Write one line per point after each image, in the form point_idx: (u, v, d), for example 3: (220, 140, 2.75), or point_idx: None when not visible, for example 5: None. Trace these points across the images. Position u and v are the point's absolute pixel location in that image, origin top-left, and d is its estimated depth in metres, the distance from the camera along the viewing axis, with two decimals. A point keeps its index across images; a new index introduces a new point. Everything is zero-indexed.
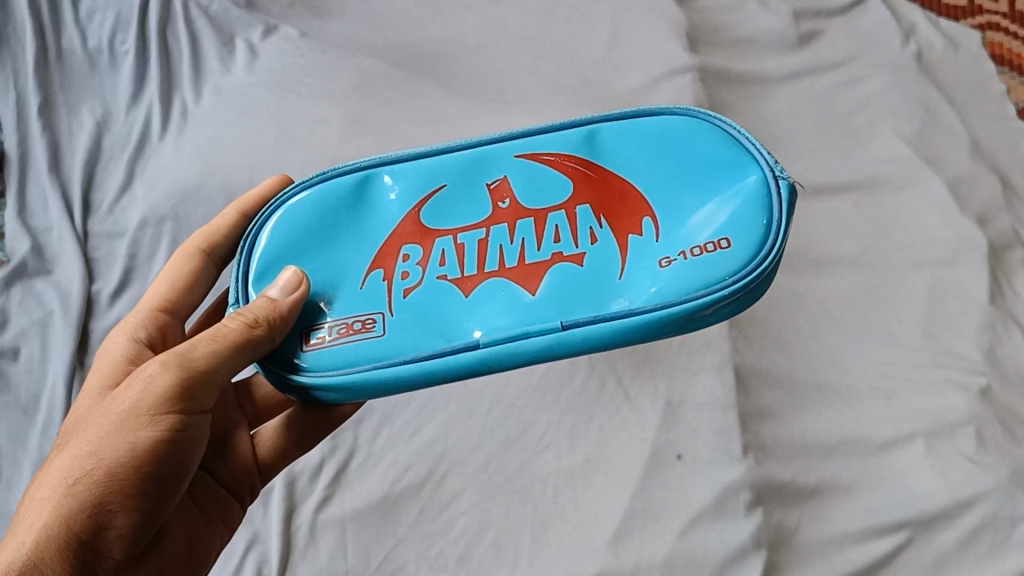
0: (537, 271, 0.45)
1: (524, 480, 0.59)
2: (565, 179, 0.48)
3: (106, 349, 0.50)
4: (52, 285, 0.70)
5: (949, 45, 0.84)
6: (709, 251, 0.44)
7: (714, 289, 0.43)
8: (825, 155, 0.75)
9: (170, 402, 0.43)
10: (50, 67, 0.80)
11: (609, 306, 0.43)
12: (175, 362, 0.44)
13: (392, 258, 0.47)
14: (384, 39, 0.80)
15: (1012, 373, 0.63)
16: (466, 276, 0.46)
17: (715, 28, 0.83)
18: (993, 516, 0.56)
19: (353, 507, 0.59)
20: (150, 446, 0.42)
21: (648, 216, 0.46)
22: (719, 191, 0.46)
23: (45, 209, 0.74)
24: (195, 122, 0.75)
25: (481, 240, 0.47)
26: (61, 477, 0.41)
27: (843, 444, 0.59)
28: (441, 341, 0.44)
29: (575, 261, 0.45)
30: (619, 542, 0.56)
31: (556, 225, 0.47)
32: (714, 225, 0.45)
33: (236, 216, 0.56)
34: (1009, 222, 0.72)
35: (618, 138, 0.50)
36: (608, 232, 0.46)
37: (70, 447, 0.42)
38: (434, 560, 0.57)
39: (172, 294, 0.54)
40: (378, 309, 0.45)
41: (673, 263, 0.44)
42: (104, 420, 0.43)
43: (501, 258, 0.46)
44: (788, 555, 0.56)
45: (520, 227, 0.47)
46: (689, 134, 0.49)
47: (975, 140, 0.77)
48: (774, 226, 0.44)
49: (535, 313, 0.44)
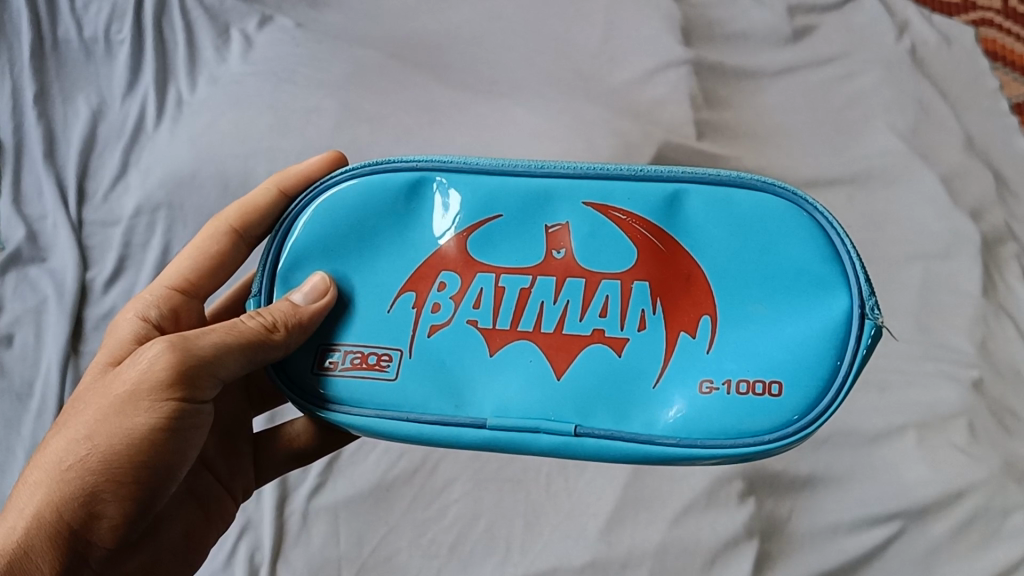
0: (571, 345, 0.44)
1: (517, 469, 0.59)
2: (630, 244, 0.45)
3: (119, 326, 0.50)
4: (46, 272, 0.70)
5: (942, 42, 0.84)
6: (756, 392, 0.42)
7: (747, 444, 0.41)
8: (818, 148, 0.76)
9: (169, 388, 0.42)
10: (46, 56, 0.80)
11: (633, 421, 0.43)
12: (177, 344, 0.43)
13: (427, 284, 0.46)
14: (378, 30, 0.81)
15: (1003, 365, 0.64)
16: (495, 330, 0.45)
17: (709, 22, 0.84)
18: (985, 507, 0.56)
19: (346, 494, 0.59)
20: (146, 433, 0.42)
21: (707, 315, 0.43)
22: (794, 315, 0.43)
23: (40, 196, 0.74)
24: (190, 111, 0.75)
25: (524, 290, 0.45)
26: (55, 462, 0.42)
27: (835, 436, 0.59)
28: (451, 407, 0.44)
29: (613, 347, 0.44)
30: (610, 531, 0.56)
31: (606, 296, 0.44)
32: (773, 361, 0.42)
33: (275, 194, 0.55)
34: (1001, 217, 0.72)
35: (709, 207, 0.45)
36: (659, 320, 0.44)
37: (69, 428, 0.43)
38: (426, 547, 0.56)
39: (194, 274, 0.54)
40: (397, 346, 0.46)
41: (713, 392, 0.42)
42: (104, 402, 0.43)
43: (538, 320, 0.45)
44: (778, 544, 0.56)
45: (567, 287, 0.45)
46: (788, 228, 0.44)
47: (967, 136, 0.77)
48: (831, 390, 0.41)
49: (554, 404, 0.43)
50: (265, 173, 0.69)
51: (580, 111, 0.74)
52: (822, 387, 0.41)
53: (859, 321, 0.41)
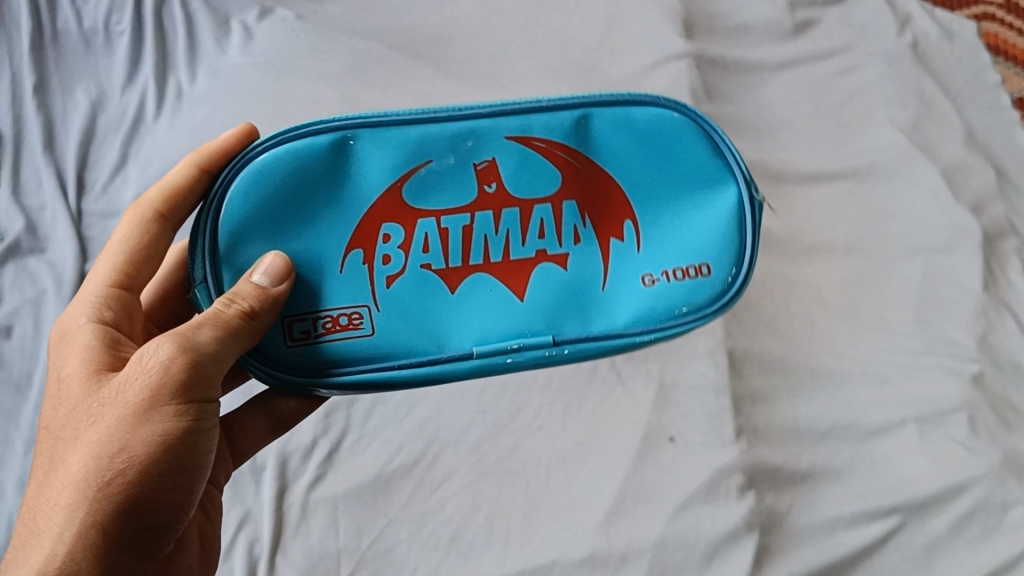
0: (522, 270, 0.49)
1: (516, 461, 0.59)
2: (553, 170, 0.50)
3: (71, 334, 0.48)
4: (45, 263, 0.70)
5: (943, 35, 0.84)
6: (690, 276, 0.50)
7: (695, 318, 0.49)
8: (819, 143, 0.76)
9: (186, 389, 0.42)
10: (45, 47, 0.80)
11: (595, 321, 0.49)
12: (183, 343, 0.42)
13: (372, 237, 0.48)
14: (379, 23, 0.81)
15: (1004, 360, 0.64)
16: (450, 268, 0.49)
17: (711, 15, 0.83)
18: (985, 500, 0.56)
19: (345, 486, 0.58)
20: (172, 439, 0.41)
21: (628, 220, 0.50)
22: (699, 208, 0.51)
23: (38, 187, 0.74)
24: (190, 103, 0.75)
25: (466, 227, 0.49)
26: (82, 478, 0.40)
27: (836, 430, 0.59)
28: (434, 346, 0.48)
29: (558, 263, 0.49)
30: (610, 523, 0.56)
31: (542, 219, 0.50)
32: (692, 248, 0.50)
33: (195, 176, 0.53)
34: (1003, 211, 0.72)
35: (609, 127, 0.51)
36: (590, 235, 0.50)
37: (85, 444, 0.41)
38: (426, 539, 0.56)
39: (130, 266, 0.52)
40: (363, 302, 0.48)
41: (656, 282, 0.50)
42: (117, 412, 0.41)
43: (486, 251, 0.49)
44: (778, 538, 0.56)
45: (505, 216, 0.49)
46: (677, 136, 0.51)
47: (968, 131, 0.77)
48: (744, 258, 0.50)
49: (525, 322, 0.48)
50: None
51: None
52: (738, 257, 0.50)
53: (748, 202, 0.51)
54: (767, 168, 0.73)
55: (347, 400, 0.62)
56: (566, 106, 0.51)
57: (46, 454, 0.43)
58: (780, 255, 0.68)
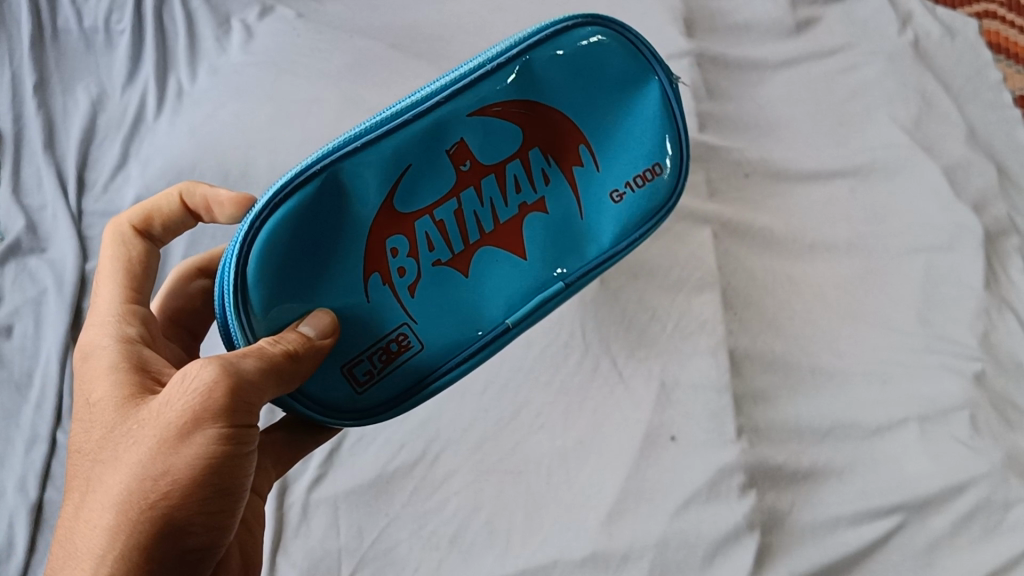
0: (514, 228, 0.51)
1: (517, 460, 0.58)
2: (514, 127, 0.49)
3: (99, 354, 0.47)
4: (45, 262, 0.69)
5: (945, 33, 0.84)
6: (649, 178, 0.55)
7: (659, 215, 0.56)
8: (821, 141, 0.76)
9: (231, 412, 0.41)
10: (46, 47, 0.81)
11: (585, 250, 0.54)
12: (227, 365, 0.41)
13: (382, 255, 0.48)
14: (380, 22, 0.81)
15: (1006, 358, 0.64)
16: (456, 254, 0.50)
17: (712, 13, 0.84)
18: (987, 499, 0.56)
19: (347, 485, 0.58)
20: (216, 462, 0.40)
21: (584, 145, 0.53)
22: (636, 112, 0.54)
23: (39, 186, 0.74)
24: (190, 101, 0.75)
25: (457, 210, 0.49)
26: (125, 500, 0.40)
27: (837, 428, 0.59)
28: (474, 330, 0.51)
29: (540, 209, 0.52)
30: (612, 522, 0.55)
31: (515, 175, 0.50)
32: (641, 155, 0.54)
33: (177, 200, 0.55)
34: (1005, 209, 0.72)
35: (548, 68, 0.50)
36: (558, 175, 0.52)
37: (128, 465, 0.40)
38: (427, 538, 0.56)
39: (135, 284, 0.52)
40: (402, 322, 0.49)
41: (623, 195, 0.54)
42: (158, 434, 0.40)
43: (480, 225, 0.50)
44: (779, 538, 0.55)
45: (485, 186, 0.49)
46: (603, 56, 0.51)
47: (969, 129, 0.77)
48: (678, 133, 0.55)
49: (535, 272, 0.53)
50: (265, 164, 0.68)
51: None
52: (671, 138, 0.55)
53: (669, 87, 0.54)
54: (766, 167, 0.73)
55: None
56: (507, 60, 0.48)
57: (87, 477, 0.42)
58: (781, 254, 0.68)
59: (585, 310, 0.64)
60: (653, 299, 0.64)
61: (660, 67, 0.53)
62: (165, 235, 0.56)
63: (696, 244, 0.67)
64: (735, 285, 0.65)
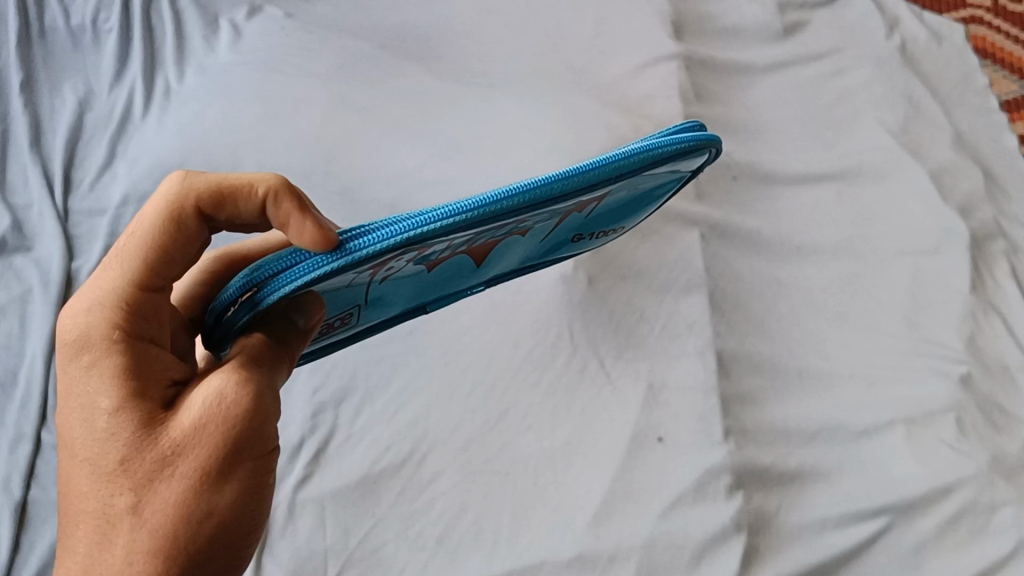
0: (496, 245, 0.47)
1: (505, 461, 0.58)
2: (580, 202, 0.45)
3: (103, 351, 0.39)
4: (31, 261, 0.69)
5: (932, 39, 0.86)
6: (605, 234, 0.57)
7: (590, 248, 0.60)
8: (809, 143, 0.76)
9: (262, 439, 0.39)
10: (33, 46, 0.80)
11: (524, 267, 0.56)
12: (258, 387, 0.39)
13: (384, 269, 0.41)
14: (370, 22, 0.81)
15: (992, 361, 0.64)
16: (438, 262, 0.45)
17: (701, 17, 0.84)
18: (972, 502, 0.56)
19: (333, 486, 0.58)
20: (256, 492, 0.39)
21: (609, 199, 0.48)
22: (659, 188, 0.53)
23: (25, 185, 0.73)
24: (178, 101, 0.75)
25: (472, 243, 0.43)
26: (173, 543, 0.37)
27: (824, 430, 0.59)
28: (399, 309, 0.51)
29: (527, 233, 0.48)
30: (599, 523, 0.55)
31: (541, 220, 0.45)
32: (618, 220, 0.56)
33: (258, 205, 0.41)
34: (991, 213, 0.72)
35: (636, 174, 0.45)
36: (582, 212, 0.49)
37: (167, 502, 0.37)
38: (413, 539, 0.56)
39: (165, 266, 0.41)
40: (351, 307, 0.46)
41: (582, 239, 0.56)
42: (199, 468, 0.37)
43: (475, 246, 0.45)
44: (767, 539, 0.55)
45: (520, 228, 0.45)
46: (687, 159, 0.48)
47: (956, 133, 0.78)
48: (653, 208, 0.58)
49: (486, 270, 0.52)
50: (253, 163, 0.68)
51: (572, 104, 0.73)
52: (649, 209, 0.57)
53: (682, 181, 0.54)
54: (755, 169, 0.74)
55: (335, 398, 0.61)
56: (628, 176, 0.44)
57: (101, 506, 0.37)
58: (770, 257, 0.68)
59: (572, 312, 0.63)
60: (641, 301, 0.64)
61: (696, 171, 0.53)
62: (227, 221, 0.42)
63: (684, 246, 0.67)
64: (723, 287, 0.66)
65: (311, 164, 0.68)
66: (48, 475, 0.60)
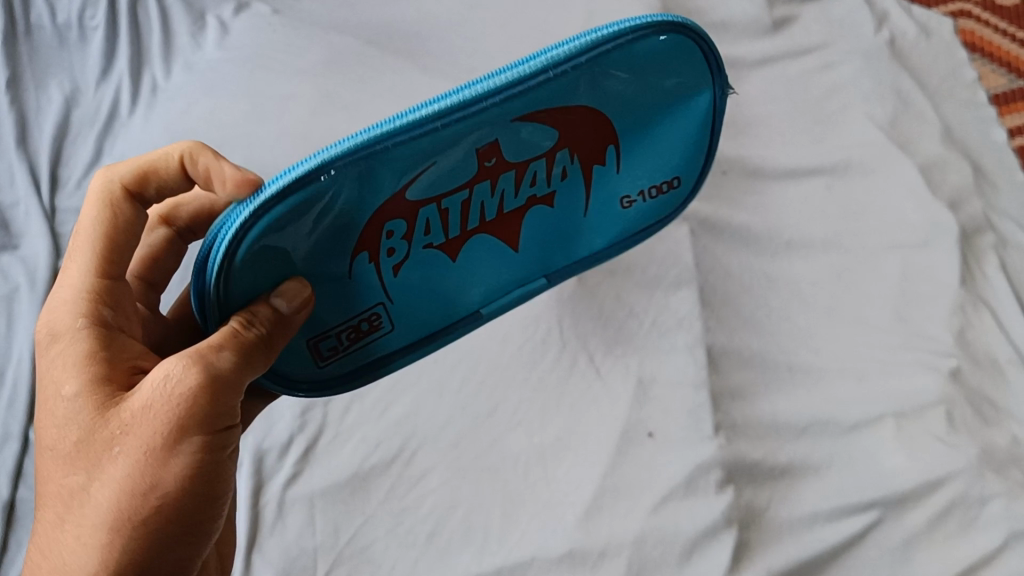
0: (516, 219, 0.50)
1: (495, 458, 0.58)
2: (551, 129, 0.46)
3: (69, 341, 0.46)
4: (18, 260, 0.69)
5: (920, 34, 0.86)
6: (661, 190, 0.57)
7: (660, 220, 0.60)
8: (798, 138, 0.76)
9: (211, 416, 0.42)
10: (18, 43, 0.80)
11: (576, 248, 0.57)
12: (206, 367, 0.42)
13: (377, 238, 0.46)
14: (357, 19, 0.81)
15: (981, 355, 0.64)
16: (449, 239, 0.49)
17: (689, 12, 0.84)
18: (962, 495, 0.56)
19: (322, 484, 0.58)
20: (200, 466, 0.42)
21: (610, 145, 0.50)
22: (680, 118, 0.52)
23: (12, 183, 0.73)
24: (165, 98, 0.75)
25: (465, 200, 0.47)
26: (117, 514, 0.41)
27: (814, 425, 0.59)
28: (446, 312, 0.54)
29: (546, 202, 0.51)
30: (589, 519, 0.55)
31: (534, 172, 0.48)
32: (664, 169, 0.55)
33: (179, 169, 0.52)
34: (979, 207, 0.72)
35: (610, 76, 0.46)
36: (576, 171, 0.51)
37: (114, 477, 0.41)
38: (403, 536, 0.56)
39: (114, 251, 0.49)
40: (377, 303, 0.50)
41: (631, 203, 0.56)
42: (140, 445, 0.41)
43: (481, 213, 0.48)
44: (757, 534, 0.55)
45: (500, 181, 0.47)
46: (668, 63, 0.48)
47: (945, 128, 0.78)
48: (708, 157, 0.56)
49: (520, 261, 0.55)
50: (240, 160, 0.68)
51: None
52: (701, 160, 0.56)
53: (714, 100, 0.52)
54: (743, 165, 0.74)
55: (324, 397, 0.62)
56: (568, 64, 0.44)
57: (68, 481, 0.43)
58: (758, 252, 0.68)
59: (562, 309, 0.64)
60: (629, 297, 0.65)
61: (716, 78, 0.51)
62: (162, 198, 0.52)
63: (673, 241, 0.67)
64: (712, 282, 0.65)
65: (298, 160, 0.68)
66: (36, 474, 0.60)
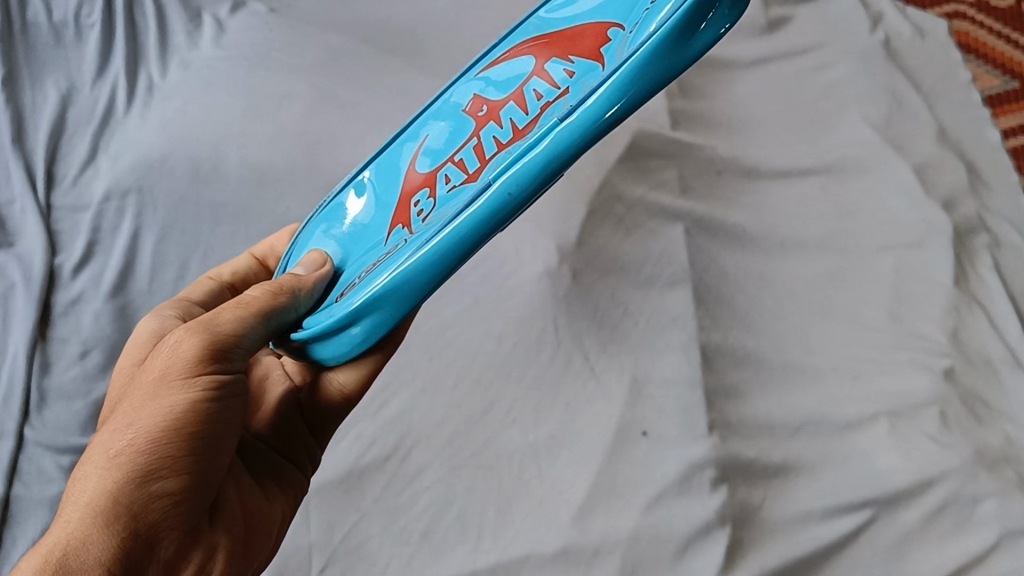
0: (532, 124, 0.42)
1: (491, 455, 0.58)
2: (528, 57, 0.47)
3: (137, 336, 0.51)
4: (13, 258, 0.70)
5: (915, 34, 0.87)
6: None
7: None
8: (793, 138, 0.77)
9: (201, 364, 0.42)
10: (15, 41, 0.80)
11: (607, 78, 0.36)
12: (204, 329, 0.43)
13: (408, 212, 0.47)
14: (355, 17, 0.81)
15: (975, 355, 0.64)
16: (472, 173, 0.44)
17: None
18: (955, 494, 0.56)
19: (318, 480, 0.58)
20: (186, 406, 0.41)
21: (613, 27, 0.42)
22: None
23: (8, 180, 0.74)
24: (162, 96, 0.74)
25: (476, 144, 0.46)
26: (101, 452, 0.40)
27: (808, 424, 0.59)
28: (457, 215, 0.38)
29: (563, 95, 0.41)
30: (583, 518, 0.55)
31: (534, 89, 0.44)
32: None
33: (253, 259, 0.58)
34: (973, 207, 0.73)
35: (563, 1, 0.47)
36: (583, 61, 0.43)
37: (108, 427, 0.41)
38: (398, 534, 0.56)
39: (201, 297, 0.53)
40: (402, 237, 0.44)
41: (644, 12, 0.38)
42: (136, 394, 0.42)
43: (498, 141, 0.44)
44: (751, 532, 0.55)
45: (506, 113, 0.45)
46: None
47: (940, 128, 0.78)
48: None
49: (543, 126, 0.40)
50: (236, 159, 0.69)
51: None
52: None
53: None
54: (739, 164, 0.74)
55: None
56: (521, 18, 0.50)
57: None
58: (754, 252, 0.68)
59: (557, 307, 0.63)
60: (625, 295, 0.64)
61: None
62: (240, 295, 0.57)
63: (668, 240, 0.67)
64: (707, 282, 0.66)
65: (294, 160, 0.69)
66: (31, 472, 0.60)
